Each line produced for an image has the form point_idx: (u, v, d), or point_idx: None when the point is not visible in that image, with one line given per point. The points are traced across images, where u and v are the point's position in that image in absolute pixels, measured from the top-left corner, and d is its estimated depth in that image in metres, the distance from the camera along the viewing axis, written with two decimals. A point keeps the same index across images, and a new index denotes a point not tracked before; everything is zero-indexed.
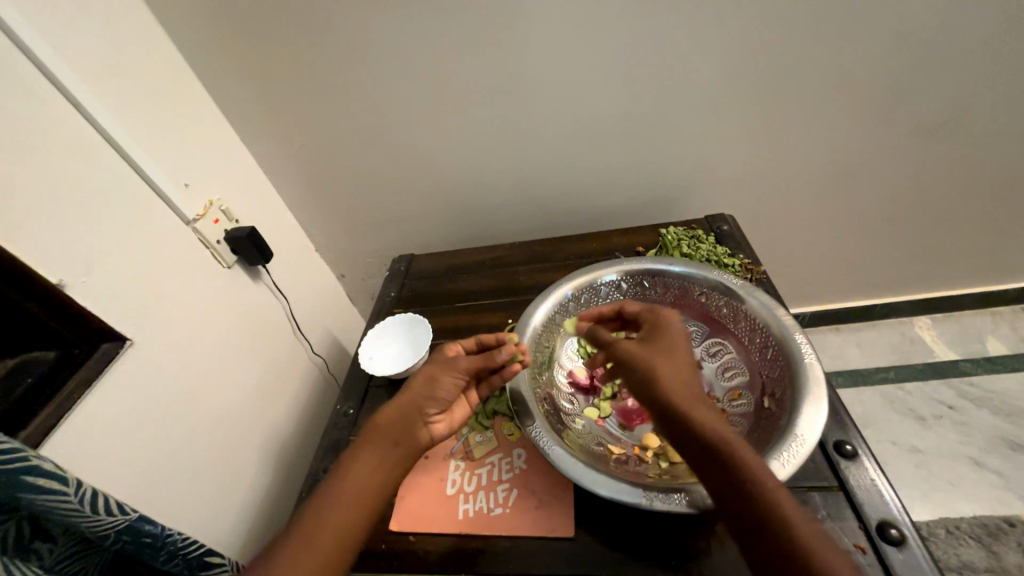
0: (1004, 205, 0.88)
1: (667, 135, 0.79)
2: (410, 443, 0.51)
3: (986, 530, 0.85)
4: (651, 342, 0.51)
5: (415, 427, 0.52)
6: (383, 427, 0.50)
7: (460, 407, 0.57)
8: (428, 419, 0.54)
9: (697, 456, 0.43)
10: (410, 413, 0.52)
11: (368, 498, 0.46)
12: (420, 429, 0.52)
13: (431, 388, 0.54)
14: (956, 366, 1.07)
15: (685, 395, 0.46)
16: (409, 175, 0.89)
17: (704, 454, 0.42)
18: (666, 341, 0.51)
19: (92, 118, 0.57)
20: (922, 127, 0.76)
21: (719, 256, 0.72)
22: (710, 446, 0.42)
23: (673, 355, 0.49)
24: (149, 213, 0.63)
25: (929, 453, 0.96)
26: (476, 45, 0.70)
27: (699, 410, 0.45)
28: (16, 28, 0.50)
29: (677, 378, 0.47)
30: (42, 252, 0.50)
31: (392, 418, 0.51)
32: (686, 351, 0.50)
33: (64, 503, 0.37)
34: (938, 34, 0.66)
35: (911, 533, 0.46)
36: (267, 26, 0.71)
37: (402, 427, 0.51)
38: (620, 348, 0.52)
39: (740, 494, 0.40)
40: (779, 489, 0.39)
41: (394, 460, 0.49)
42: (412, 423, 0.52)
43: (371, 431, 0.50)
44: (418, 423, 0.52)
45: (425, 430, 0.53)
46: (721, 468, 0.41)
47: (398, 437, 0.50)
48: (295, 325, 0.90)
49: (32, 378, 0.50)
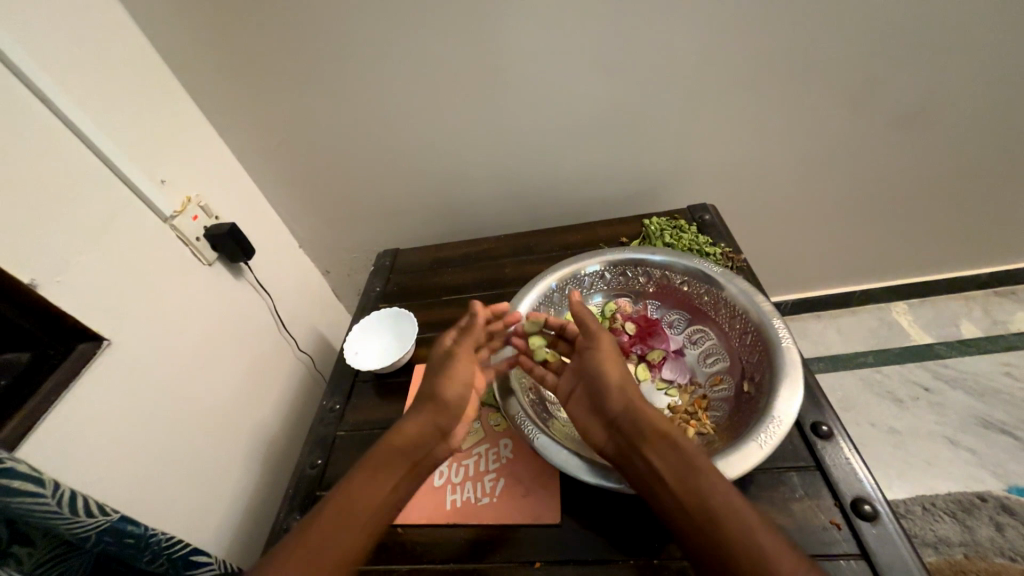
0: (977, 192, 0.91)
1: (648, 126, 0.80)
2: (428, 463, 0.52)
3: (960, 506, 0.88)
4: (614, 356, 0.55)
5: (434, 446, 0.53)
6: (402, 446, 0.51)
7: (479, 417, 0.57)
8: (447, 434, 0.54)
9: (651, 444, 0.47)
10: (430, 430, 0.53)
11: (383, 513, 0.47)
12: (438, 447, 0.53)
13: (450, 403, 0.54)
14: (931, 349, 1.10)
15: (641, 401, 0.51)
16: (393, 168, 0.88)
17: (657, 443, 0.47)
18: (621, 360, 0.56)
19: (66, 117, 0.56)
20: (896, 116, 0.78)
21: (700, 245, 0.73)
22: (669, 439, 0.47)
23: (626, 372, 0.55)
24: (125, 211, 0.62)
25: (906, 433, 0.99)
26: (456, 36, 0.70)
27: (662, 417, 0.49)
28: None
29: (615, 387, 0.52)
30: (12, 252, 0.49)
31: (411, 439, 0.51)
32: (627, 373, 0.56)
33: (40, 505, 0.37)
34: (911, 24, 0.67)
35: (884, 509, 0.47)
36: (241, 16, 0.69)
37: (420, 449, 0.51)
38: (598, 351, 0.55)
39: (690, 476, 0.44)
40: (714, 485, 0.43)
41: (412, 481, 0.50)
42: (429, 442, 0.52)
43: (390, 449, 0.50)
44: (437, 441, 0.53)
45: (444, 447, 0.53)
46: (671, 453, 0.46)
47: (415, 458, 0.51)
48: (280, 322, 0.90)
49: (7, 378, 0.48)
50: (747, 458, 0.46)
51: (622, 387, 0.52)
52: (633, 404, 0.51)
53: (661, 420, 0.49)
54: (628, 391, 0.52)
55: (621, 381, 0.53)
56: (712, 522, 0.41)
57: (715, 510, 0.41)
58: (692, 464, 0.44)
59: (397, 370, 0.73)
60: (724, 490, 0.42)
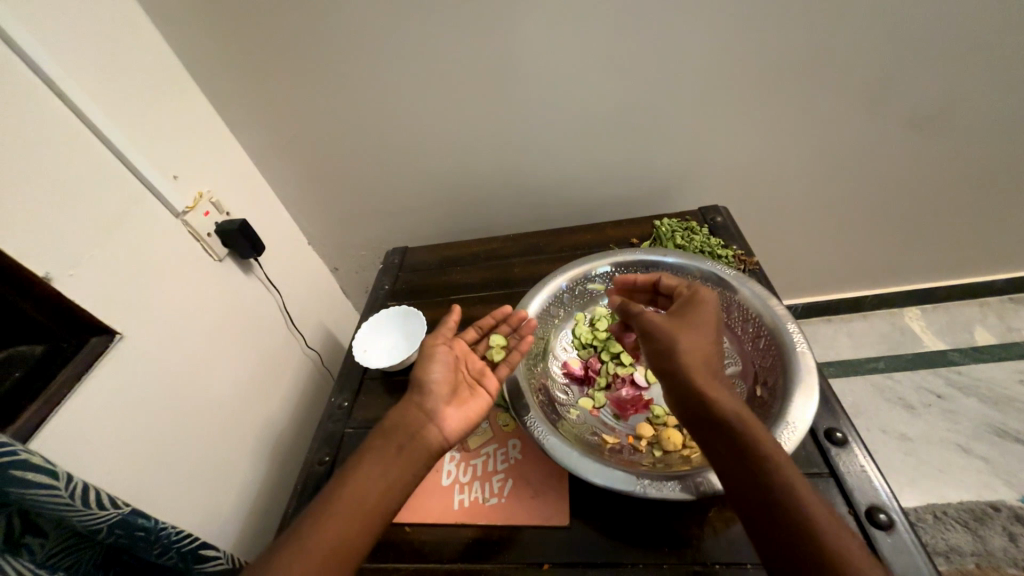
0: (993, 197, 0.89)
1: (661, 127, 0.79)
2: (419, 445, 0.48)
3: (972, 516, 0.86)
4: (681, 315, 0.51)
5: (422, 428, 0.49)
6: (389, 431, 0.49)
7: (472, 401, 0.53)
8: (435, 416, 0.50)
9: (707, 417, 0.44)
10: (415, 414, 0.50)
11: (371, 505, 0.44)
12: (426, 429, 0.49)
13: (430, 385, 0.52)
14: (945, 355, 1.09)
15: (707, 368, 0.47)
16: (403, 166, 0.88)
17: (711, 418, 0.44)
18: (703, 316, 0.51)
19: (81, 113, 0.56)
20: (913, 119, 0.77)
21: (713, 247, 0.72)
22: (725, 416, 0.43)
23: (704, 330, 0.49)
24: (138, 207, 0.62)
25: (917, 440, 0.98)
26: (469, 34, 0.69)
27: (721, 390, 0.45)
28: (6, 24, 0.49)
29: (696, 349, 0.48)
30: (28, 246, 0.49)
31: (396, 423, 0.49)
32: (716, 330, 0.50)
33: (53, 497, 0.37)
34: (932, 25, 0.66)
35: (899, 518, 0.47)
36: (254, 13, 0.69)
37: (406, 430, 0.49)
38: (648, 317, 0.52)
39: (743, 457, 0.41)
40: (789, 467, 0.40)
41: (404, 464, 0.47)
42: (416, 423, 0.49)
43: (375, 437, 0.49)
44: (424, 423, 0.50)
45: (433, 428, 0.50)
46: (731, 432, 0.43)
47: (402, 441, 0.48)
48: (288, 318, 0.90)
49: (21, 371, 0.49)
50: None
51: (690, 350, 0.48)
52: (692, 367, 0.46)
53: (720, 393, 0.45)
54: (693, 355, 0.47)
55: (687, 342, 0.48)
56: (768, 509, 0.39)
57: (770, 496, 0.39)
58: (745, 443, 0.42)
59: (406, 368, 0.73)
60: (789, 488, 0.39)
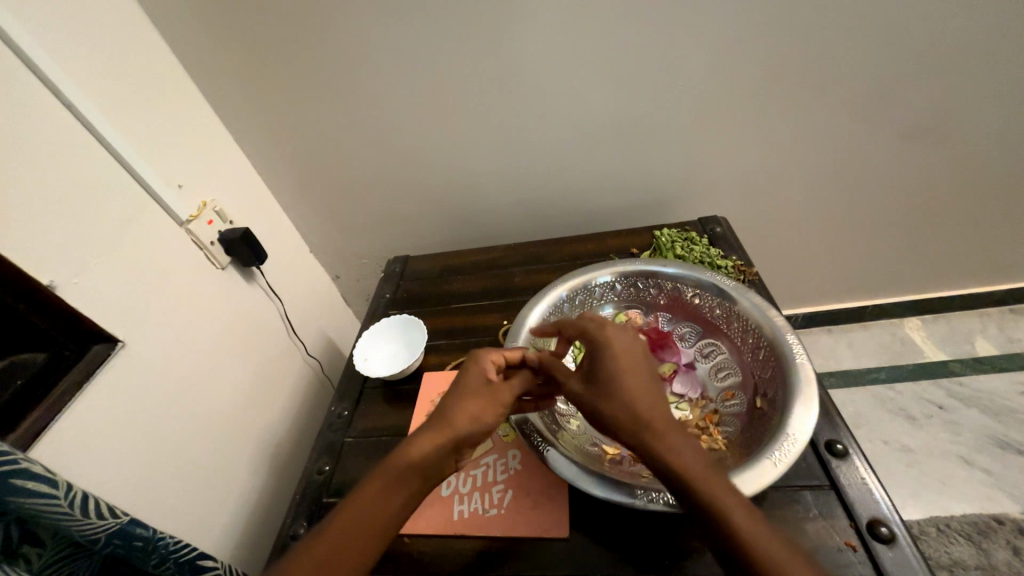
0: (991, 207, 0.90)
1: (660, 138, 0.80)
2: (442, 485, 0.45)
3: (976, 529, 0.86)
4: (596, 376, 0.47)
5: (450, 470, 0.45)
6: (421, 465, 0.43)
7: None
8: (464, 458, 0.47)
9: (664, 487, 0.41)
10: (447, 454, 0.45)
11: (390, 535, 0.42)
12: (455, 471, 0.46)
13: (477, 428, 0.46)
14: (945, 365, 1.09)
15: (636, 425, 0.42)
16: (404, 175, 0.88)
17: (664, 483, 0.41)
18: (615, 369, 0.46)
19: (89, 123, 0.57)
20: (910, 131, 0.78)
21: (712, 258, 0.73)
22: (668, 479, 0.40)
23: (622, 386, 0.45)
24: (143, 214, 0.63)
25: (919, 452, 0.97)
26: (470, 45, 0.70)
27: (654, 448, 0.41)
28: (19, 39, 0.51)
29: (624, 410, 0.43)
30: (32, 254, 0.50)
31: (431, 459, 0.44)
32: (631, 376, 0.45)
33: (53, 506, 0.37)
34: (925, 40, 0.67)
35: (901, 531, 0.46)
36: (260, 24, 0.70)
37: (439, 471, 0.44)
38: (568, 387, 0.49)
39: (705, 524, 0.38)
40: (759, 533, 0.36)
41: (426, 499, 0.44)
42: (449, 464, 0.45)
43: (405, 466, 0.43)
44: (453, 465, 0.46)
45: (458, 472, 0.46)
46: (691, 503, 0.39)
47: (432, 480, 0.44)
48: (289, 326, 0.90)
49: (23, 379, 0.49)
50: (761, 475, 0.46)
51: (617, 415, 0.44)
52: (624, 433, 0.43)
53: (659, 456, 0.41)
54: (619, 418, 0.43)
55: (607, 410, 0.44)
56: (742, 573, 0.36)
57: (735, 556, 0.36)
58: (688, 498, 0.39)
59: (406, 377, 0.73)
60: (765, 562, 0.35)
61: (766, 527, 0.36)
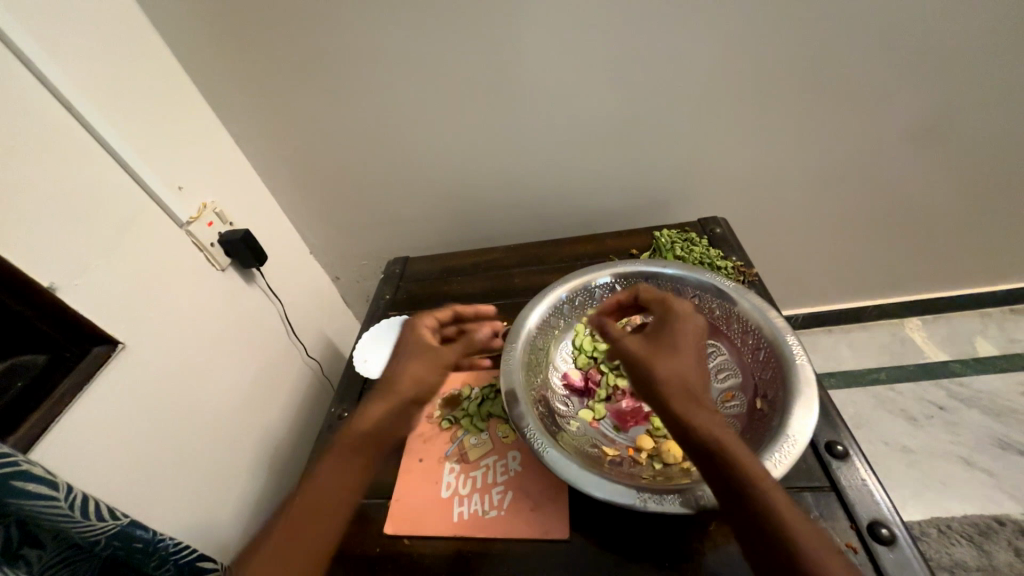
0: (991, 208, 0.90)
1: (659, 138, 0.80)
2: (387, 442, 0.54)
3: (977, 530, 0.86)
4: (657, 340, 0.52)
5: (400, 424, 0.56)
6: (359, 435, 0.53)
7: None
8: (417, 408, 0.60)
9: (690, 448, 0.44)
10: (395, 411, 0.56)
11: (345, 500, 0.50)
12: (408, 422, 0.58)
13: (416, 385, 0.58)
14: (946, 366, 1.09)
15: (684, 390, 0.46)
16: (404, 177, 0.89)
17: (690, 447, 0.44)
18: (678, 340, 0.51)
19: (89, 125, 0.57)
20: (909, 131, 0.78)
21: (712, 258, 0.73)
22: (701, 440, 0.43)
23: (681, 351, 0.50)
24: (143, 216, 0.63)
25: (920, 452, 0.97)
26: (470, 46, 0.70)
27: (699, 410, 0.45)
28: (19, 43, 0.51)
29: (679, 374, 0.48)
30: (32, 255, 0.50)
31: (372, 425, 0.54)
32: (694, 349, 0.51)
33: (53, 507, 0.37)
34: (924, 40, 0.68)
35: (901, 533, 0.46)
36: (261, 26, 0.71)
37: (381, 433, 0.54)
38: (623, 347, 0.52)
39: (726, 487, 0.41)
40: (778, 501, 0.40)
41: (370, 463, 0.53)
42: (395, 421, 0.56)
43: (347, 441, 0.52)
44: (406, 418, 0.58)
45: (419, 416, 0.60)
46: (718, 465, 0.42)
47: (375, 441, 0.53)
48: (289, 327, 0.90)
49: (23, 381, 0.49)
50: None
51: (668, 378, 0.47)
52: (671, 395, 0.46)
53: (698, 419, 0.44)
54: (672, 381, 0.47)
55: (663, 370, 0.48)
56: (754, 531, 0.39)
57: (757, 516, 0.39)
58: (719, 461, 0.42)
59: None
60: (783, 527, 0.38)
61: (786, 497, 0.40)
